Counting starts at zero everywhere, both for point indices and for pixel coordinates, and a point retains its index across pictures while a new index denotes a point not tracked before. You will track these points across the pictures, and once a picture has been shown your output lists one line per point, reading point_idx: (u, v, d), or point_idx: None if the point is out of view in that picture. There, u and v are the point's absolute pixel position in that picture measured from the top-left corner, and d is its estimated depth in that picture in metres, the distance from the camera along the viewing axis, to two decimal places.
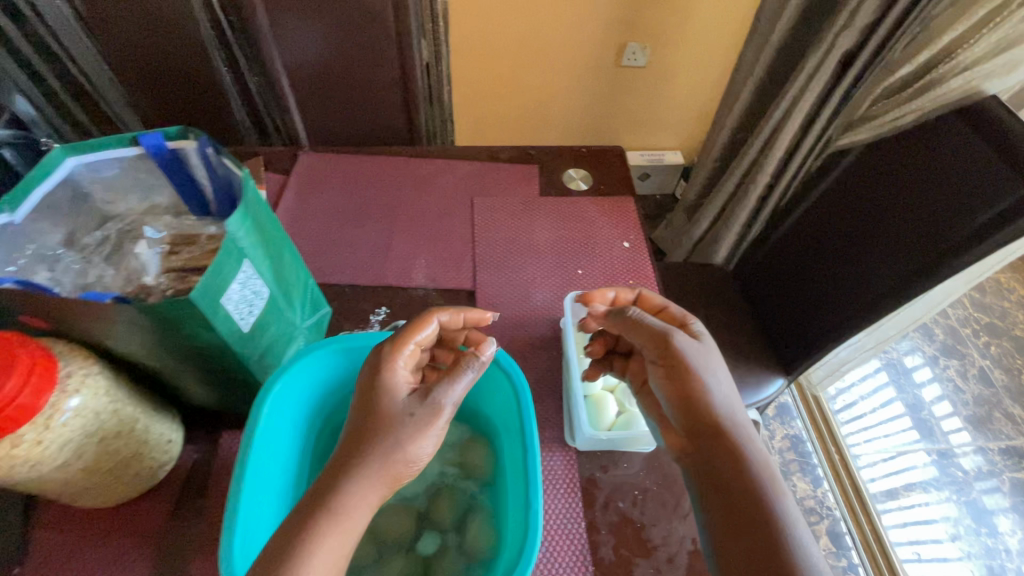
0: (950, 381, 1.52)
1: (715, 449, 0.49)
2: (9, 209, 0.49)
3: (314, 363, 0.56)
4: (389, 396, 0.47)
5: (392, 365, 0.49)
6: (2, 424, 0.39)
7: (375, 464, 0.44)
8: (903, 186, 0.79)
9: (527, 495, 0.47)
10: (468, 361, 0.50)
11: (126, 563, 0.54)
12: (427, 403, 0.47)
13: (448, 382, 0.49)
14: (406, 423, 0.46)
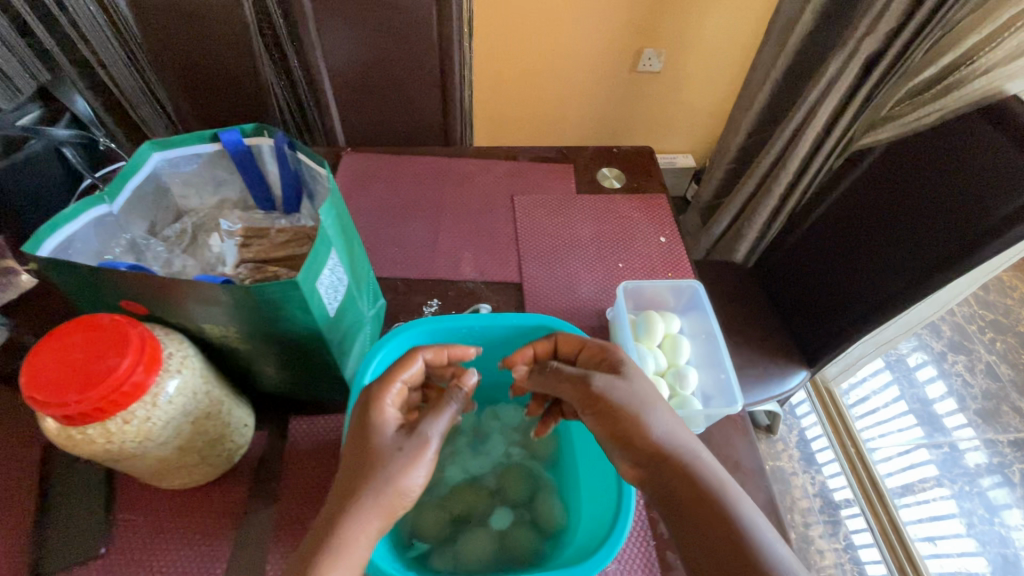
0: (959, 376, 1.56)
1: (669, 478, 0.46)
2: (109, 201, 0.51)
3: (405, 342, 0.57)
4: (382, 431, 0.44)
5: (383, 398, 0.45)
6: (119, 400, 0.42)
7: (370, 505, 0.40)
8: (926, 181, 0.83)
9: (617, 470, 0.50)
10: (456, 392, 0.48)
11: (209, 540, 0.56)
12: (415, 436, 0.44)
13: (434, 415, 0.46)
14: (396, 458, 0.42)
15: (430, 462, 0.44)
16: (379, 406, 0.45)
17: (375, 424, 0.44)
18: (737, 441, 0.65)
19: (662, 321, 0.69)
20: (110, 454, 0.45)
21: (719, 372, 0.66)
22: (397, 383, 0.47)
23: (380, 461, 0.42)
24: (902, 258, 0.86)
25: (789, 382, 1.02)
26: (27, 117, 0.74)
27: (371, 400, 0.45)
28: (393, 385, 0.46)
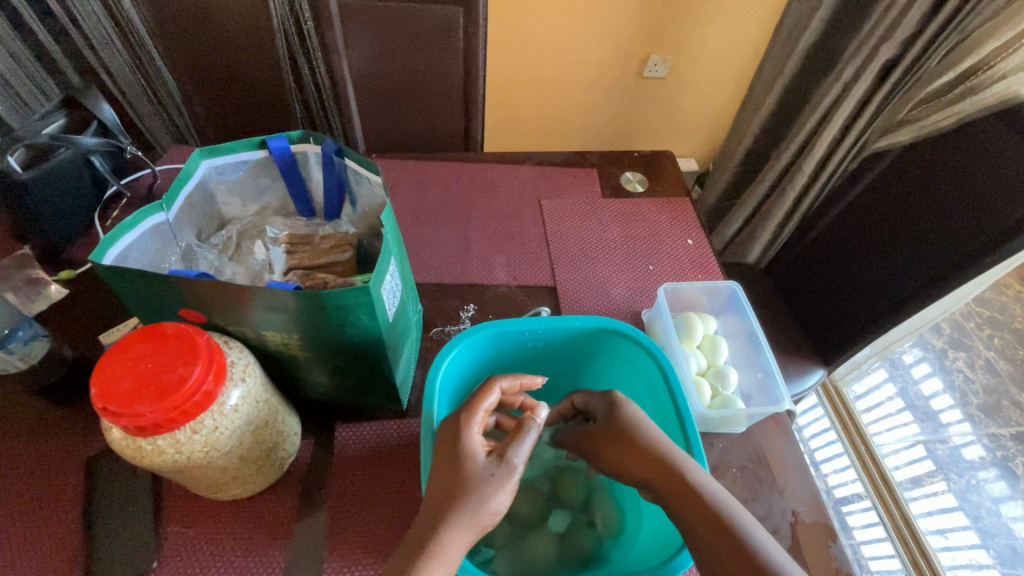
0: (959, 372, 1.60)
1: (651, 475, 0.46)
2: (166, 209, 0.51)
3: (471, 347, 0.56)
4: (473, 458, 0.43)
5: (469, 426, 0.45)
6: (192, 409, 0.41)
7: (463, 527, 0.41)
8: (942, 180, 0.85)
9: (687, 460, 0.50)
10: (534, 421, 0.47)
11: (262, 551, 0.54)
12: (505, 464, 0.44)
13: (517, 442, 0.45)
14: (489, 483, 0.42)
15: (514, 488, 0.44)
16: (466, 432, 0.44)
17: (464, 450, 0.43)
18: (779, 439, 0.65)
19: (700, 322, 0.70)
20: (176, 465, 0.44)
21: (755, 371, 0.69)
22: (482, 410, 0.46)
23: (473, 485, 0.42)
24: (919, 258, 0.87)
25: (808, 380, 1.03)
26: (53, 127, 0.71)
27: (461, 428, 0.44)
28: (478, 411, 0.46)
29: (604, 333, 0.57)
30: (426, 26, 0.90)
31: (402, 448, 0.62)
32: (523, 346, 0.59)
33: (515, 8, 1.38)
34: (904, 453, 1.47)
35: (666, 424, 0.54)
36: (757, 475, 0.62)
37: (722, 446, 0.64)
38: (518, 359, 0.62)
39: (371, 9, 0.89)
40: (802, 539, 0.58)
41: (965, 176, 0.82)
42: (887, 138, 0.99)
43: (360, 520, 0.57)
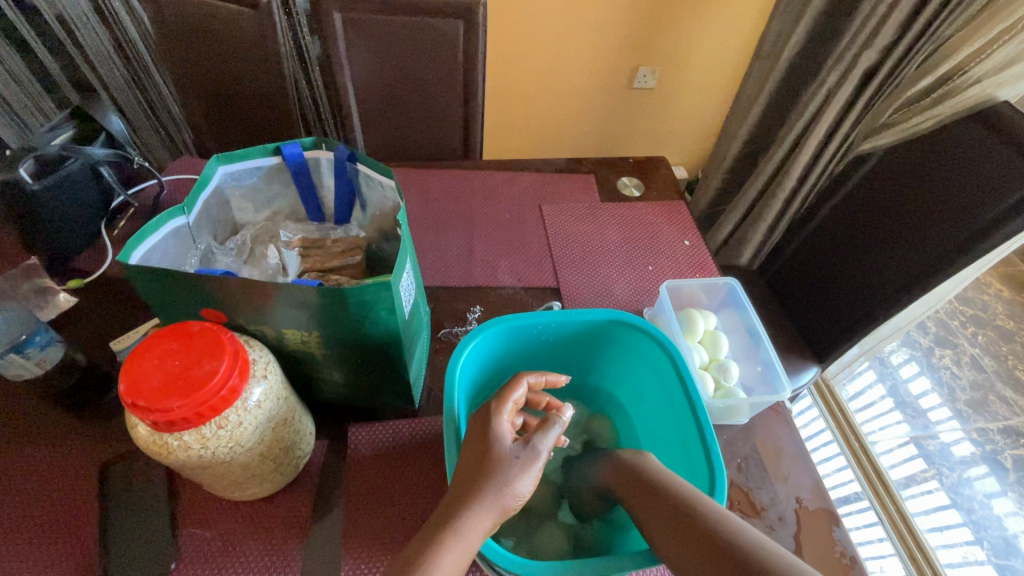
0: (946, 369, 1.64)
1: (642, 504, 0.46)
2: (186, 212, 0.53)
3: (487, 342, 0.58)
4: (500, 441, 0.46)
5: (499, 412, 0.47)
6: (217, 406, 0.42)
7: (489, 505, 0.42)
8: (925, 179, 0.89)
9: (701, 440, 0.51)
10: (560, 413, 0.48)
11: (280, 551, 0.54)
12: (531, 448, 0.46)
13: (544, 430, 0.47)
14: (514, 465, 0.44)
15: (539, 474, 0.45)
16: (495, 418, 0.47)
17: (493, 434, 0.46)
18: (780, 430, 0.67)
19: (701, 318, 0.72)
20: (200, 461, 0.44)
21: (756, 364, 0.71)
22: (510, 401, 0.49)
23: (499, 466, 0.44)
24: (906, 255, 0.90)
25: (802, 377, 1.06)
26: (62, 137, 0.72)
27: (490, 416, 0.47)
28: (506, 401, 0.48)
29: (612, 325, 0.60)
30: (426, 38, 0.93)
31: (415, 447, 0.62)
32: (537, 340, 0.62)
33: (508, 23, 1.42)
34: (897, 450, 1.49)
35: (677, 411, 0.56)
36: (761, 464, 0.64)
37: (726, 438, 0.66)
38: (530, 352, 0.64)
39: (373, 22, 0.92)
40: (807, 526, 0.60)
41: (945, 176, 0.85)
42: (871, 140, 1.04)
43: (376, 519, 0.57)
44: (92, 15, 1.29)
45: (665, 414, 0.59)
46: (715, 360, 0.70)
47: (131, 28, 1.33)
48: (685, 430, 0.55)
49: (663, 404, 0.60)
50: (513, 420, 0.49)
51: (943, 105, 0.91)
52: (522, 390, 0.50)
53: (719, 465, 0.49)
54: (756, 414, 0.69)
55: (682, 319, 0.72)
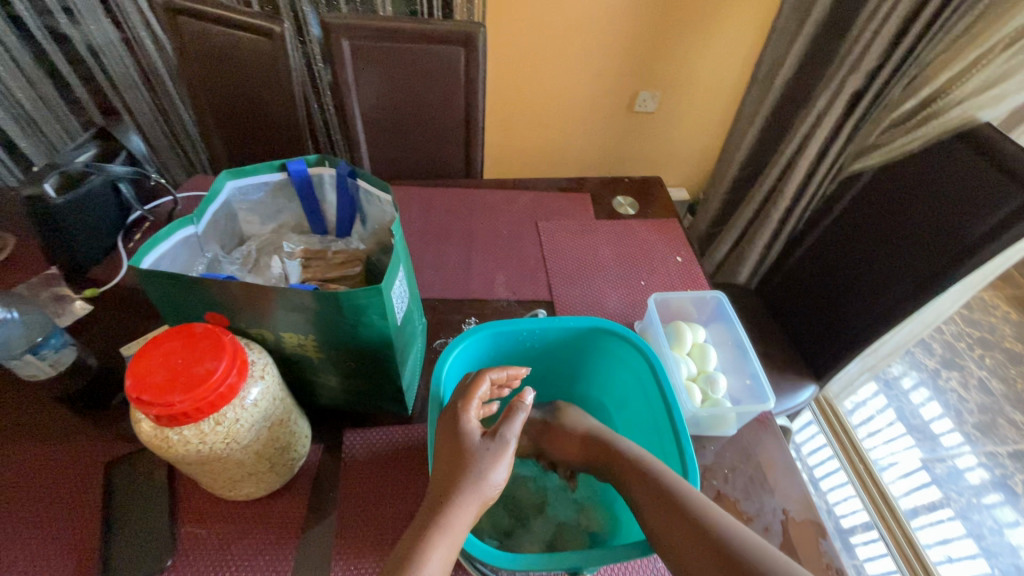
0: (953, 392, 1.62)
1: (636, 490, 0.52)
2: (195, 223, 0.56)
3: (471, 348, 0.62)
4: (471, 436, 0.49)
5: (467, 409, 0.50)
6: (215, 402, 0.45)
7: (470, 496, 0.46)
8: (914, 197, 0.90)
9: (677, 445, 0.54)
10: (521, 402, 0.53)
11: (274, 551, 0.55)
12: (499, 439, 0.51)
13: (510, 420, 0.52)
14: (485, 457, 0.48)
15: (509, 461, 0.50)
16: (464, 416, 0.50)
17: (463, 429, 0.49)
18: (768, 443, 0.68)
19: (689, 331, 0.74)
20: (199, 456, 0.47)
21: (744, 377, 0.72)
22: (476, 396, 0.52)
23: (475, 460, 0.48)
24: (899, 273, 0.91)
25: (799, 395, 1.06)
26: (86, 155, 0.77)
27: (457, 415, 0.50)
28: (472, 398, 0.51)
29: (596, 332, 0.63)
30: (429, 64, 0.98)
31: (407, 452, 0.64)
32: (524, 346, 0.65)
33: (512, 49, 1.48)
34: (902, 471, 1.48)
35: (656, 415, 0.59)
36: (748, 475, 0.65)
37: (714, 449, 0.67)
38: (517, 359, 0.67)
39: (379, 48, 0.97)
40: (794, 536, 0.60)
41: (934, 194, 0.87)
42: (862, 160, 1.07)
43: (368, 521, 0.58)
44: (121, 45, 1.36)
45: (646, 420, 0.62)
46: (701, 373, 0.71)
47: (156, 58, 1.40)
48: (665, 432, 0.57)
49: (643, 410, 0.62)
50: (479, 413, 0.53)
51: (928, 126, 0.94)
52: (486, 384, 0.53)
53: (692, 462, 0.52)
54: (744, 426, 0.70)
55: (669, 333, 0.74)
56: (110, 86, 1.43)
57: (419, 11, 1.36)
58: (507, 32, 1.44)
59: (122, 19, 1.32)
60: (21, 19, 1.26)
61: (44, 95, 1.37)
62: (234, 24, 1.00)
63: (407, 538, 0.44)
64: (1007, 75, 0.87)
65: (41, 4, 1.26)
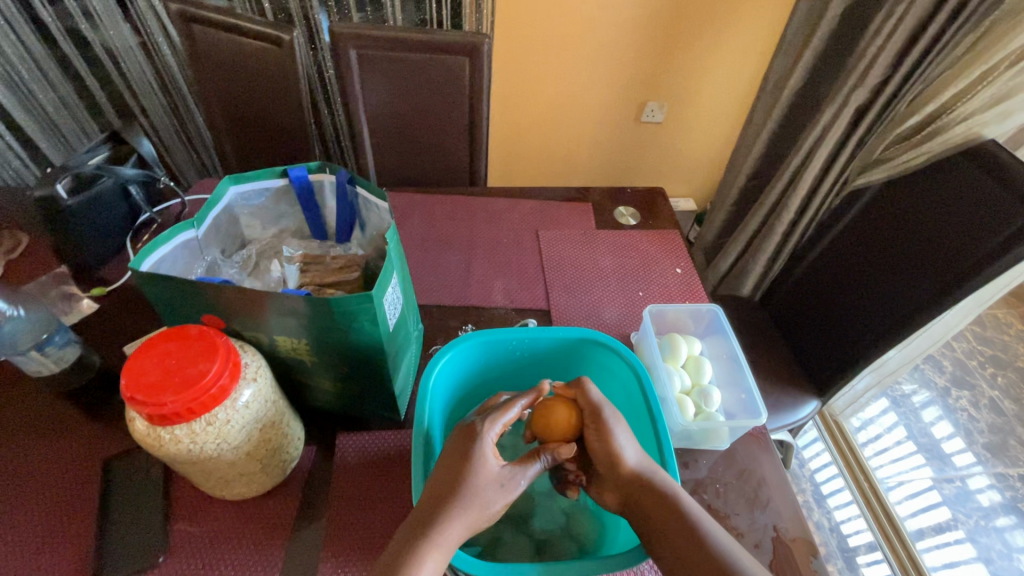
0: (964, 411, 1.59)
1: (654, 517, 0.49)
2: (196, 226, 0.58)
3: (461, 355, 0.64)
4: (485, 463, 0.49)
5: (488, 432, 0.50)
6: (206, 403, 0.46)
7: (461, 518, 0.46)
8: (918, 214, 0.89)
9: (662, 458, 0.57)
10: (548, 451, 0.53)
11: (263, 551, 0.56)
12: (510, 479, 0.50)
13: (525, 464, 0.52)
14: (489, 486, 0.48)
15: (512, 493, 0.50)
16: (483, 439, 0.49)
17: (478, 452, 0.49)
18: (762, 458, 0.67)
19: (684, 343, 0.74)
20: (190, 455, 0.48)
21: (739, 391, 0.72)
22: (501, 421, 0.51)
23: (478, 486, 0.48)
24: (902, 289, 0.90)
25: (801, 410, 1.05)
26: (98, 157, 0.79)
27: (473, 442, 0.49)
28: (497, 422, 0.51)
29: (584, 343, 0.66)
30: (434, 73, 1.00)
31: (397, 457, 0.64)
32: (512, 355, 0.67)
33: (520, 59, 1.50)
34: (909, 490, 1.45)
35: (640, 423, 0.62)
36: (741, 490, 0.64)
37: (707, 463, 0.67)
38: (506, 368, 0.69)
39: (385, 57, 0.99)
40: (784, 554, 0.59)
41: (939, 212, 0.86)
42: (866, 176, 1.05)
43: (356, 525, 0.58)
44: (138, 49, 1.40)
45: (634, 429, 0.64)
46: (696, 387, 0.71)
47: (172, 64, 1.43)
48: (648, 439, 0.61)
49: (632, 419, 0.65)
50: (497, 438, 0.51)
51: (933, 142, 0.94)
52: (516, 412, 0.53)
53: (673, 473, 0.55)
54: (738, 440, 0.69)
55: (664, 347, 0.74)
56: (127, 88, 1.47)
57: (428, 20, 1.38)
58: (516, 42, 1.46)
59: (140, 25, 1.35)
60: (43, 23, 1.31)
61: (64, 95, 1.43)
62: (246, 32, 1.03)
63: (396, 544, 0.45)
64: (1012, 92, 0.88)
65: (63, 9, 1.30)
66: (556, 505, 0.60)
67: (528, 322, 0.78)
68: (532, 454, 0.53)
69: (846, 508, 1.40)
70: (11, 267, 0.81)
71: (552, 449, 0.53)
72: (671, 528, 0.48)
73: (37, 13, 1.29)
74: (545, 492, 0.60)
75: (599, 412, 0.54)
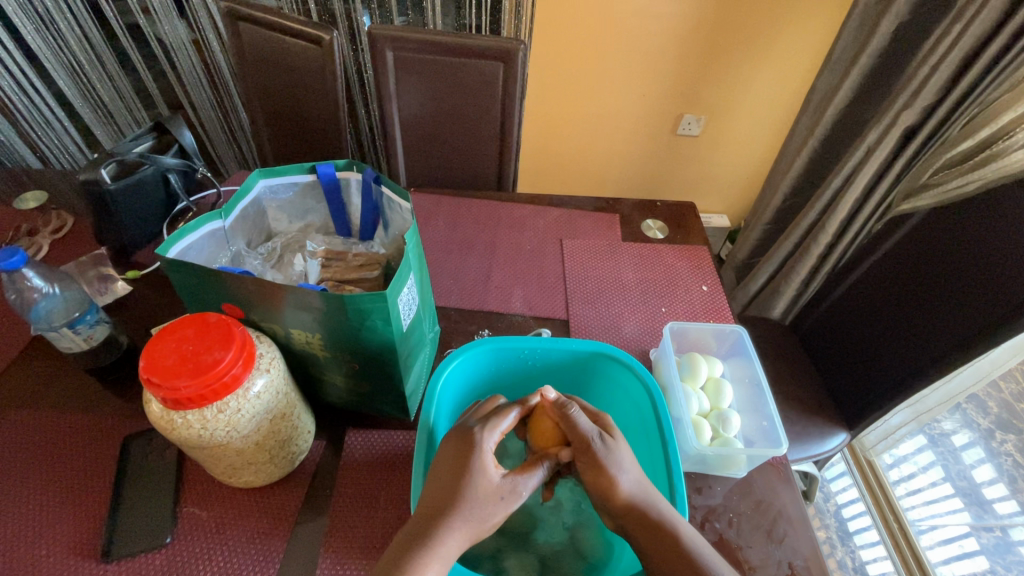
0: (1009, 457, 1.47)
1: (654, 546, 0.48)
2: (223, 217, 0.60)
3: (471, 361, 0.64)
4: (476, 468, 0.48)
5: (487, 442, 0.49)
6: (218, 390, 0.46)
7: (463, 530, 0.46)
8: (965, 243, 0.85)
9: (671, 485, 0.55)
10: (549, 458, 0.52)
11: (266, 541, 0.56)
12: (511, 486, 0.49)
13: (527, 474, 0.51)
14: (482, 493, 0.47)
15: (507, 504, 0.48)
16: (484, 447, 0.49)
17: (481, 462, 0.48)
18: (780, 490, 0.64)
19: (705, 363, 0.72)
20: (200, 440, 0.48)
21: (760, 417, 0.69)
22: (498, 430, 0.51)
23: (476, 495, 0.47)
24: (943, 323, 0.85)
25: (828, 442, 1.00)
26: (142, 146, 0.82)
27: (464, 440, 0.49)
28: (495, 430, 0.51)
29: (598, 357, 0.65)
30: (468, 77, 1.01)
31: (405, 459, 0.64)
32: (524, 364, 0.67)
33: (556, 66, 1.49)
34: (940, 534, 1.37)
35: (649, 442, 0.61)
36: (755, 522, 0.61)
37: (721, 490, 0.64)
38: (517, 378, 0.69)
39: (420, 60, 1.00)
40: None
41: (987, 242, 0.81)
42: (911, 201, 1.00)
43: (357, 523, 0.58)
44: (190, 46, 1.46)
45: (643, 450, 0.62)
46: (715, 412, 0.68)
47: (220, 59, 1.48)
48: (656, 462, 0.59)
49: (642, 439, 0.63)
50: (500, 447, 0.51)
51: (986, 170, 0.87)
52: (512, 420, 0.53)
53: (679, 500, 0.53)
54: (756, 469, 0.66)
55: (684, 367, 0.72)
56: (179, 82, 1.54)
57: (467, 25, 1.40)
58: (552, 49, 1.46)
59: (193, 22, 1.41)
60: (106, 18, 1.39)
61: (120, 87, 1.52)
62: (289, 32, 1.06)
63: (392, 549, 0.45)
64: None
65: (124, 5, 1.38)
66: (559, 520, 0.58)
67: (543, 330, 0.77)
68: (531, 462, 0.52)
69: (872, 549, 1.33)
70: (56, 247, 0.85)
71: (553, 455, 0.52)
72: (673, 556, 0.47)
73: (100, 8, 1.37)
74: (549, 506, 0.59)
75: (588, 443, 0.50)
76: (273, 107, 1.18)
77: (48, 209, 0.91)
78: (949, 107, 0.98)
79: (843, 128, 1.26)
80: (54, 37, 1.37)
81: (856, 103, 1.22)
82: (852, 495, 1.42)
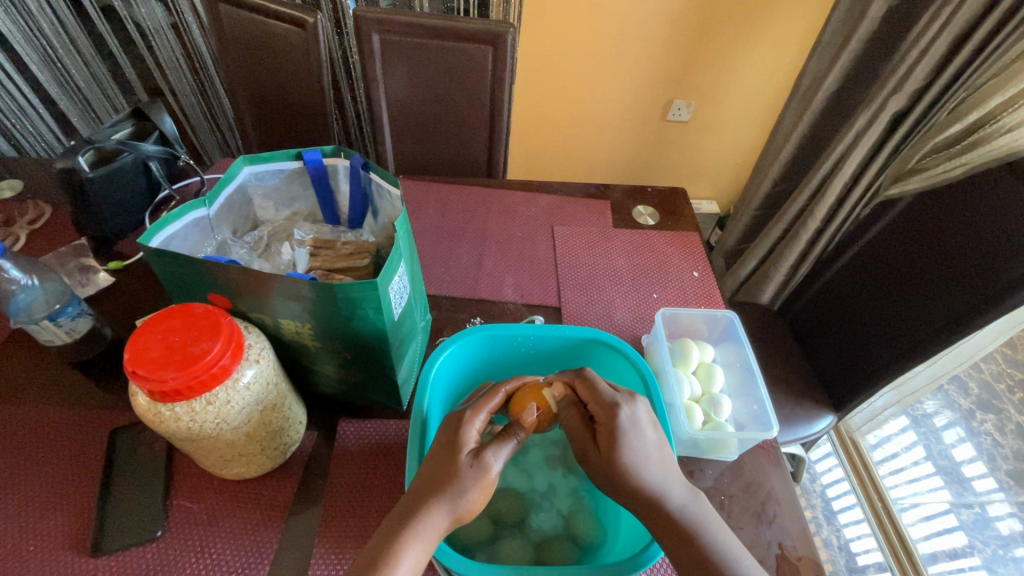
0: (987, 436, 1.53)
1: (666, 531, 0.48)
2: (208, 205, 0.58)
3: (464, 350, 0.64)
4: (467, 451, 0.48)
5: (472, 420, 0.50)
6: (207, 382, 0.46)
7: (443, 509, 0.45)
8: (952, 227, 0.85)
9: None
10: (519, 430, 0.51)
11: (260, 532, 0.56)
12: (482, 462, 0.48)
13: (500, 446, 0.49)
14: (469, 480, 0.47)
15: (492, 488, 0.48)
16: (468, 424, 0.50)
17: (463, 439, 0.49)
18: (770, 471, 0.65)
19: (697, 349, 0.73)
20: (189, 433, 0.48)
21: (750, 401, 0.70)
22: (485, 410, 0.52)
23: (464, 483, 0.46)
24: (929, 307, 0.86)
25: (815, 424, 1.01)
26: (121, 133, 0.79)
27: (461, 425, 0.50)
28: (482, 410, 0.52)
29: (592, 344, 0.65)
30: (455, 61, 0.99)
31: (397, 447, 0.64)
32: (518, 352, 0.67)
33: (545, 48, 1.47)
34: (923, 512, 1.40)
35: None
36: (746, 504, 0.62)
37: (712, 473, 0.65)
38: (510, 366, 0.69)
39: (408, 43, 0.98)
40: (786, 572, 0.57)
41: (976, 225, 0.82)
42: (900, 185, 1.01)
43: (352, 512, 0.58)
44: (169, 30, 1.42)
45: None
46: (704, 398, 0.68)
47: (199, 41, 1.45)
48: None
49: None
50: (484, 424, 0.52)
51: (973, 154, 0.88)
52: (497, 400, 0.53)
53: None
54: (747, 452, 0.67)
55: (675, 353, 0.72)
56: (158, 68, 1.50)
57: (455, 9, 1.36)
58: (541, 31, 1.43)
59: (171, 4, 1.37)
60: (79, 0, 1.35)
61: (95, 71, 1.47)
62: (271, 15, 1.03)
63: (381, 533, 0.45)
64: None
65: None
66: (554, 505, 0.58)
67: (534, 317, 0.77)
68: (504, 433, 0.51)
69: (858, 528, 1.35)
70: (34, 237, 0.83)
71: (521, 426, 0.51)
72: (682, 538, 0.47)
73: None
74: (545, 492, 0.59)
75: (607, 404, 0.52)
76: (257, 93, 1.15)
77: (23, 198, 0.89)
78: (938, 91, 0.99)
79: (833, 112, 1.26)
80: (25, 19, 1.32)
81: (844, 89, 1.22)
82: (837, 476, 1.45)
